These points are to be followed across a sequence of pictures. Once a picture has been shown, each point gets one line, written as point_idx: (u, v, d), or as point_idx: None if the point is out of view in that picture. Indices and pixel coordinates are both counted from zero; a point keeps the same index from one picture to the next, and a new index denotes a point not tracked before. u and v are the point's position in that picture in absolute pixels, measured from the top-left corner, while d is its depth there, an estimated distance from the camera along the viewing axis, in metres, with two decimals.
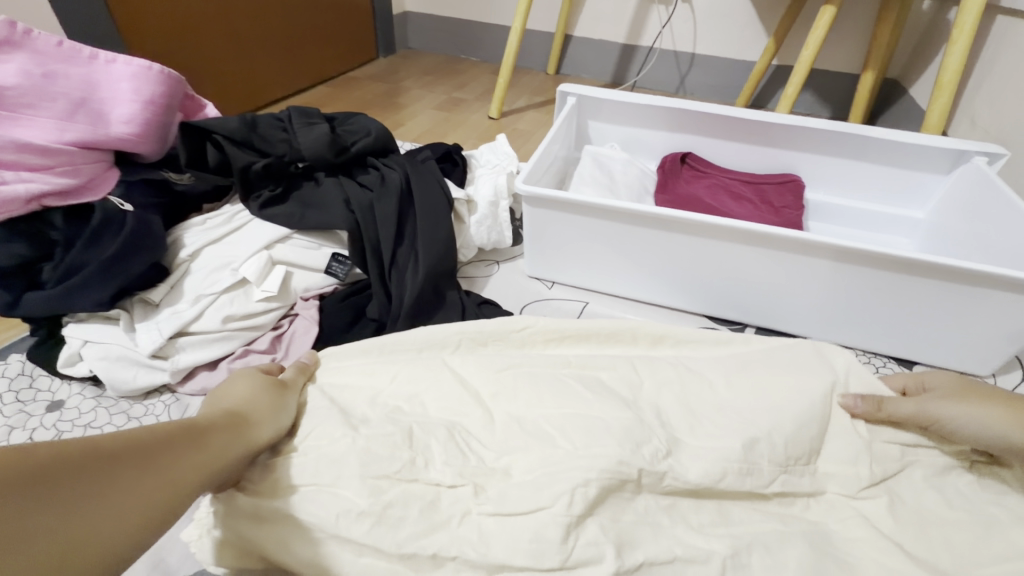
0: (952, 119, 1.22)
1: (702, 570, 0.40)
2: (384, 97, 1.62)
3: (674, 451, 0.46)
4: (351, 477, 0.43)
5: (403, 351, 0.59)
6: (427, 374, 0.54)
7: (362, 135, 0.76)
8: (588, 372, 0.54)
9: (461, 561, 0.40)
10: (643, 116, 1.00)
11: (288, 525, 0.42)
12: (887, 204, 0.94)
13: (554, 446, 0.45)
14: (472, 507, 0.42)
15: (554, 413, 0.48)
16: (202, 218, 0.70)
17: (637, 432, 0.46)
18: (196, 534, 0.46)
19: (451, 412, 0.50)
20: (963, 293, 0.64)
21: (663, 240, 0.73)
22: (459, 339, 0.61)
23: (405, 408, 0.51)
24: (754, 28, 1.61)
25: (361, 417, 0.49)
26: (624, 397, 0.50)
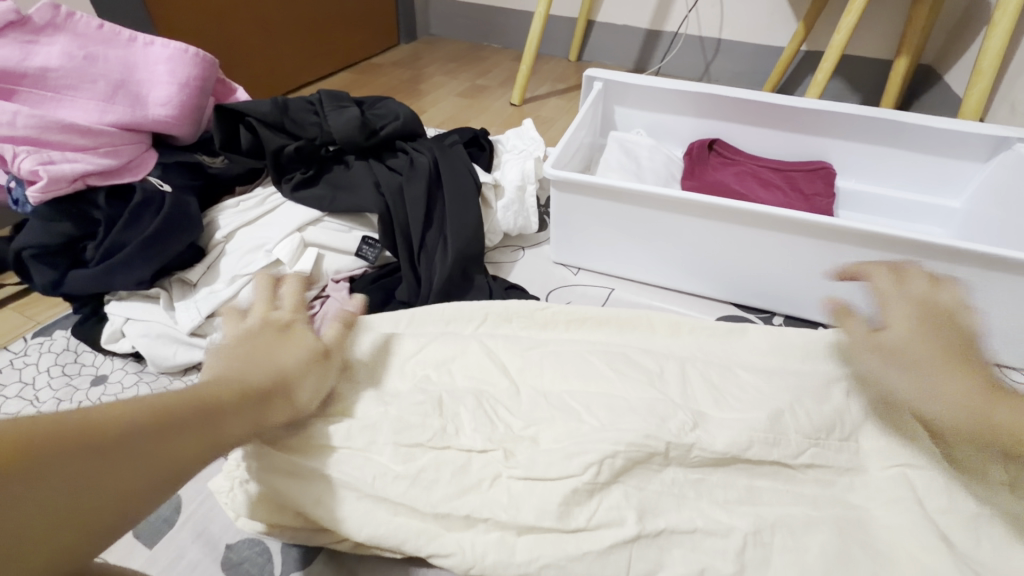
0: (990, 106, 1.19)
1: (721, 541, 0.42)
2: (406, 83, 1.62)
3: (701, 424, 0.47)
4: (385, 443, 0.45)
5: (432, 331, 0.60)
6: (454, 348, 0.55)
7: (390, 119, 0.76)
8: (618, 354, 0.54)
9: (492, 523, 0.42)
10: (670, 102, 0.98)
11: (322, 478, 0.44)
12: (921, 192, 0.92)
13: (579, 420, 0.47)
14: (503, 470, 0.44)
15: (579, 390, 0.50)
16: (235, 201, 0.72)
17: (661, 409, 0.47)
18: (227, 486, 0.49)
19: (477, 381, 0.52)
20: (1002, 283, 0.63)
21: (691, 226, 0.72)
22: (487, 316, 0.61)
23: (434, 376, 0.52)
24: (783, 12, 1.57)
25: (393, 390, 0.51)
26: (649, 373, 0.52)
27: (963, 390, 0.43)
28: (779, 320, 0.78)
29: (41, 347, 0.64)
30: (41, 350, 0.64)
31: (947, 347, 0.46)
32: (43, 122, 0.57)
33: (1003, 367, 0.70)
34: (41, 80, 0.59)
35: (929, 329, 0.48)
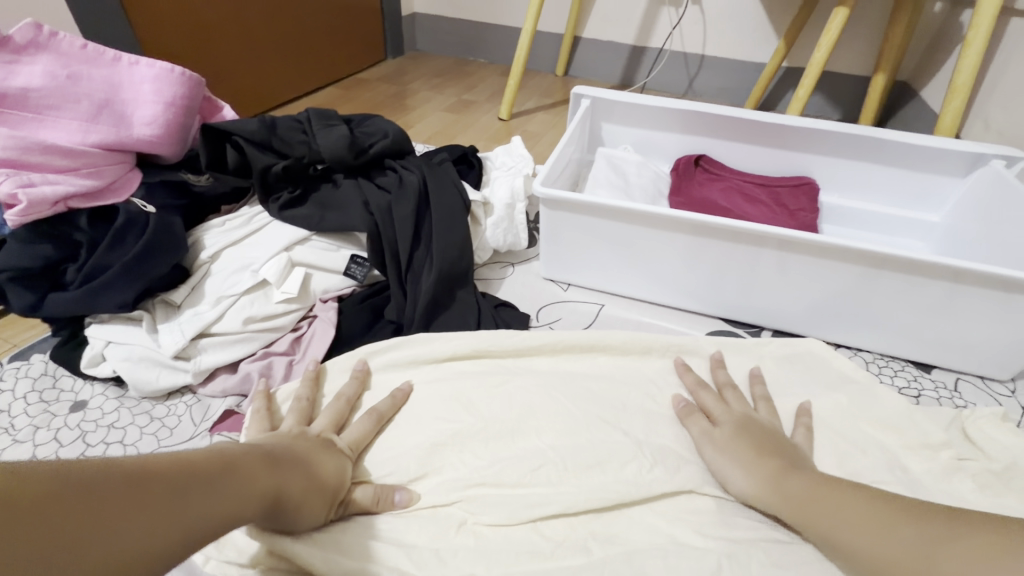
0: (965, 121, 1.22)
1: (697, 562, 0.45)
2: (393, 99, 1.62)
3: (659, 460, 0.54)
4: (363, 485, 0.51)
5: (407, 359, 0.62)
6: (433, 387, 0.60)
7: (379, 137, 0.76)
8: (581, 383, 0.61)
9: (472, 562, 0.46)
10: (655, 119, 1.00)
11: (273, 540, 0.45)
12: (902, 207, 0.94)
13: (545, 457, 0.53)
14: (468, 518, 0.49)
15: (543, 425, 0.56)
16: (221, 220, 0.71)
17: (622, 454, 0.54)
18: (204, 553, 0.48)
19: (447, 417, 0.57)
20: (980, 298, 0.64)
21: (680, 243, 0.73)
22: (456, 349, 0.63)
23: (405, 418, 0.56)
24: (763, 29, 1.60)
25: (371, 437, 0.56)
26: (604, 415, 0.58)
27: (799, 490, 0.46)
28: (767, 335, 0.78)
29: (18, 372, 0.62)
30: (18, 375, 0.62)
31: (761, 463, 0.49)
32: (23, 144, 0.55)
33: (985, 379, 0.71)
34: (21, 101, 0.58)
35: (761, 459, 0.49)
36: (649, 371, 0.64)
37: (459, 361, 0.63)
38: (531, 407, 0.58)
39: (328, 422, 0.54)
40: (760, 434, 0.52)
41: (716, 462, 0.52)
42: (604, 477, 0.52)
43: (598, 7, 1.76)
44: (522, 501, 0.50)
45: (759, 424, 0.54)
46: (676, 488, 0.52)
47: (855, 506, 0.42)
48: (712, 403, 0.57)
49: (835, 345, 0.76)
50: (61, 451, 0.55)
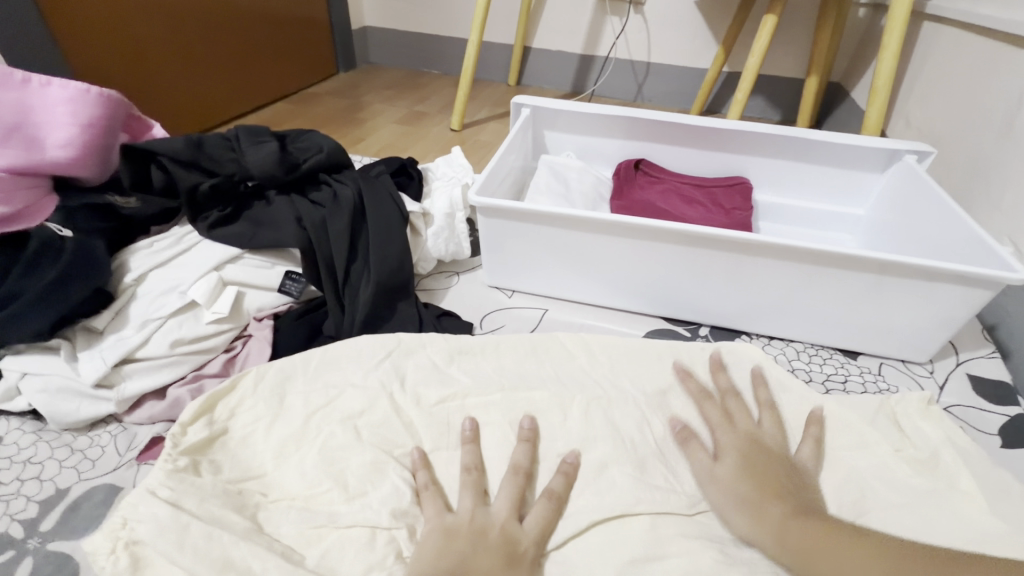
0: (890, 118, 1.30)
1: None
2: (344, 113, 1.62)
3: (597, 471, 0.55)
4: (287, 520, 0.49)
5: (341, 374, 0.61)
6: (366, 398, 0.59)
7: (314, 152, 0.76)
8: (521, 394, 0.61)
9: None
10: (595, 126, 1.02)
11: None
12: (830, 203, 0.98)
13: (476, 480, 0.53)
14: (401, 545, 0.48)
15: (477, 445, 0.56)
16: (149, 241, 0.69)
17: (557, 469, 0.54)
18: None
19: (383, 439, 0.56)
20: (897, 287, 0.67)
21: (618, 245, 0.74)
22: (395, 349, 0.64)
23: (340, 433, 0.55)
24: (704, 37, 1.67)
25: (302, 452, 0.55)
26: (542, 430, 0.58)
27: (775, 517, 0.47)
28: (705, 330, 0.80)
29: None
30: None
31: (757, 485, 0.50)
32: None
33: (906, 362, 0.74)
34: None
35: (749, 486, 0.49)
36: (589, 374, 0.65)
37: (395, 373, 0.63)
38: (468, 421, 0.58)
39: (509, 505, 0.50)
40: (770, 469, 0.51)
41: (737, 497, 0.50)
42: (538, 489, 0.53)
43: (545, 17, 1.79)
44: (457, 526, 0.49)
45: (766, 450, 0.53)
46: (608, 507, 0.52)
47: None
48: (719, 432, 0.56)
49: (769, 337, 0.79)
50: None
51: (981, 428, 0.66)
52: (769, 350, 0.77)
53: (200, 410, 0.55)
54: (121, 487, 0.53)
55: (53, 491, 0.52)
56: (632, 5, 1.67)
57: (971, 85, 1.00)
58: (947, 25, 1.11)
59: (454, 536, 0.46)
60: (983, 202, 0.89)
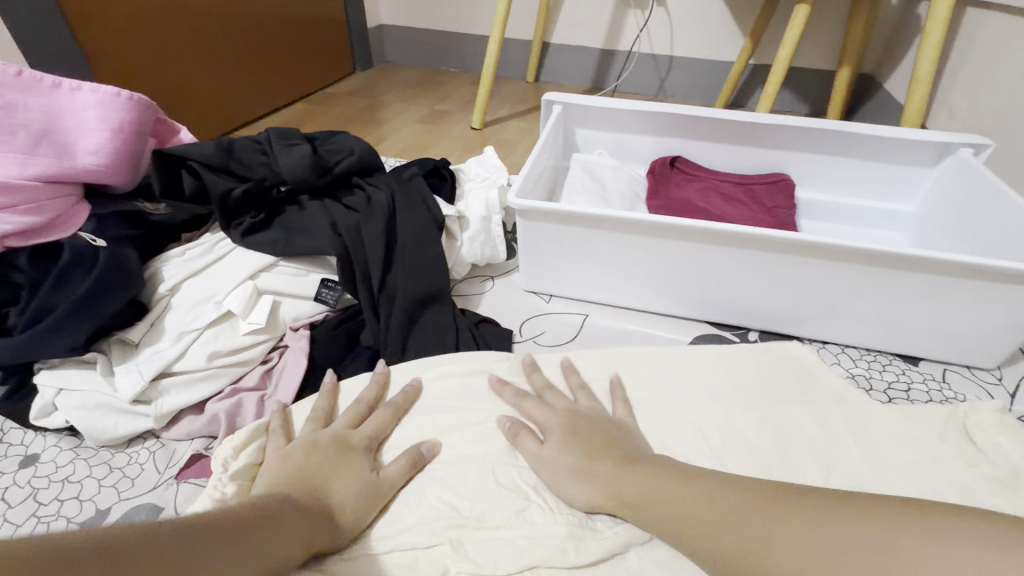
0: (931, 109, 1.24)
1: None
2: (362, 113, 1.59)
3: None
4: None
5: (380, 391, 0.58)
6: None
7: (345, 155, 0.74)
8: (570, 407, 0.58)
9: None
10: (627, 123, 0.99)
11: None
12: (876, 200, 0.94)
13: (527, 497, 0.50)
14: (451, 565, 0.45)
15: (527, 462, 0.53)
16: (181, 250, 0.67)
17: None
18: None
19: (429, 456, 0.53)
20: (967, 290, 0.63)
21: (662, 248, 0.71)
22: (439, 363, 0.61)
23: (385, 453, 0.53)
24: (729, 29, 1.62)
25: None
26: None
27: (609, 476, 0.47)
28: (755, 335, 0.77)
29: None
30: None
31: (588, 452, 0.49)
32: None
33: (971, 368, 0.70)
34: None
35: (585, 456, 0.49)
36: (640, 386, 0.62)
37: (437, 387, 0.60)
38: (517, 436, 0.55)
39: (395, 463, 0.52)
40: (591, 438, 0.50)
41: (563, 472, 0.49)
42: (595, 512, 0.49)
43: (565, 12, 1.75)
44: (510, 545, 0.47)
45: (586, 417, 0.53)
46: None
47: (723, 502, 0.40)
48: (537, 413, 0.55)
49: (823, 342, 0.75)
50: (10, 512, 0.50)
51: None
52: (823, 356, 0.73)
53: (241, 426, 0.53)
54: (162, 507, 0.51)
55: (93, 512, 0.51)
56: None
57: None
58: (995, 11, 1.06)
59: (287, 451, 0.50)
60: None
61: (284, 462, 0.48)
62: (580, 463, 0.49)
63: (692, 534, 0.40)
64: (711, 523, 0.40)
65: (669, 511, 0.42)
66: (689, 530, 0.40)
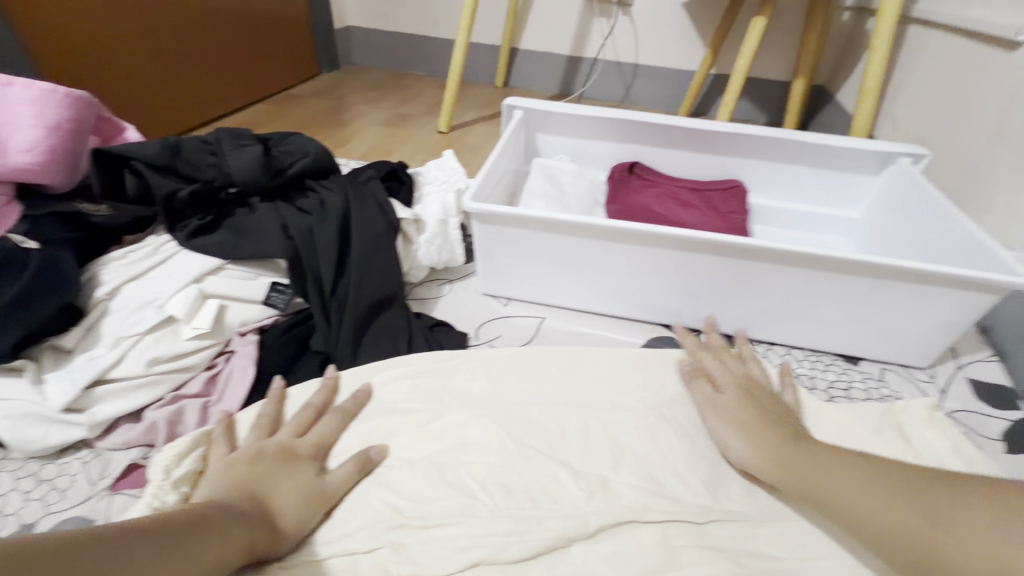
0: (877, 120, 1.30)
1: None
2: (327, 114, 1.57)
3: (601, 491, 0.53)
4: None
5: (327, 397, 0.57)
6: None
7: (300, 156, 0.72)
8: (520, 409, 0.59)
9: None
10: (587, 128, 1.01)
11: None
12: (825, 206, 0.98)
13: (473, 497, 0.51)
14: (392, 566, 0.45)
15: (474, 462, 0.53)
16: (123, 252, 0.65)
17: (555, 491, 0.52)
18: None
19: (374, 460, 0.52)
20: (902, 292, 0.66)
21: (616, 251, 0.72)
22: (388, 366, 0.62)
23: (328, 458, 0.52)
24: (691, 39, 1.67)
25: None
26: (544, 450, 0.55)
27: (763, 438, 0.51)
28: None
29: None
30: None
31: (754, 416, 0.53)
32: None
33: (906, 366, 0.74)
34: None
35: (761, 423, 0.53)
36: (591, 387, 0.63)
37: (387, 392, 0.60)
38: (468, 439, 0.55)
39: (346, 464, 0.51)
40: (768, 409, 0.54)
41: (719, 432, 0.55)
42: (538, 515, 0.50)
43: (532, 19, 1.77)
44: (450, 546, 0.47)
45: (759, 386, 0.57)
46: (615, 512, 0.51)
47: (869, 480, 0.43)
48: (716, 368, 0.61)
49: (771, 343, 0.77)
50: None
51: (985, 433, 0.65)
52: (770, 357, 0.75)
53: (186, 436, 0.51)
54: (92, 520, 0.49)
55: (17, 526, 0.48)
56: (619, 7, 1.67)
57: (960, 88, 1.01)
58: (933, 29, 1.12)
59: (233, 460, 0.48)
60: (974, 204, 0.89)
61: (229, 471, 0.47)
62: (746, 434, 0.53)
63: (839, 511, 0.43)
64: (847, 504, 0.43)
65: (811, 485, 0.46)
66: (838, 505, 0.44)
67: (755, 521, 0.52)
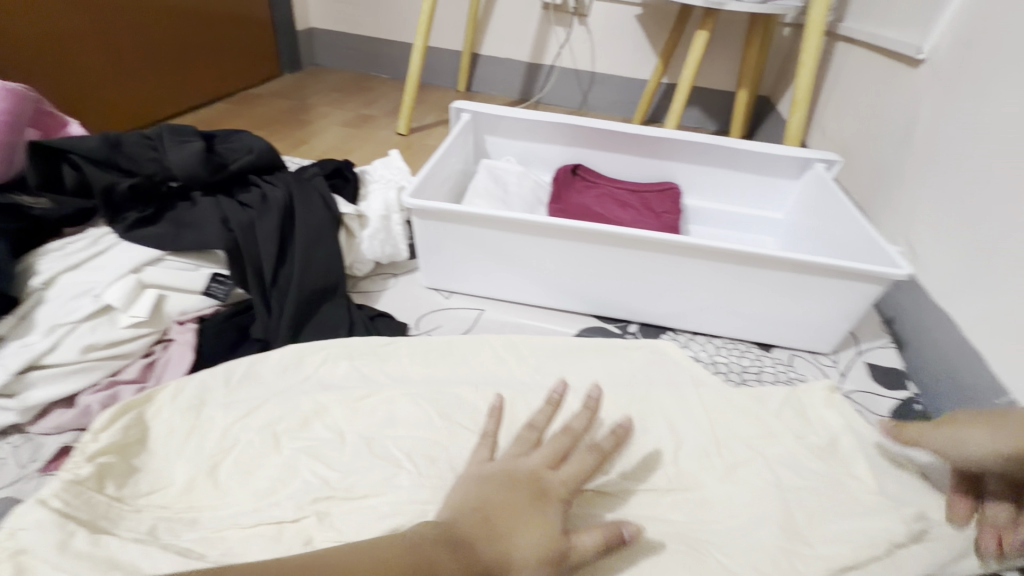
0: (811, 129, 1.39)
1: None
2: (286, 114, 1.58)
3: None
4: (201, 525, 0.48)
5: (262, 381, 0.60)
6: (289, 403, 0.58)
7: (243, 153, 0.75)
8: (450, 391, 0.62)
9: None
10: (533, 132, 1.05)
11: None
12: (753, 208, 1.05)
13: (398, 469, 0.54)
14: (315, 536, 0.48)
15: (401, 438, 0.56)
16: (62, 243, 0.66)
17: None
18: None
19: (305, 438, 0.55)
20: (805, 284, 0.72)
21: (549, 246, 0.76)
22: (325, 358, 0.63)
23: (259, 438, 0.54)
24: (644, 49, 1.74)
25: (217, 455, 0.53)
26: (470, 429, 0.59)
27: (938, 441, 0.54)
28: (635, 327, 0.83)
29: None
30: None
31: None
32: None
33: (815, 353, 0.80)
34: None
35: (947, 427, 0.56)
36: (520, 372, 0.67)
37: (321, 375, 0.62)
38: (398, 417, 0.58)
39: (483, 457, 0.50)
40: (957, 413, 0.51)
41: (941, 434, 0.48)
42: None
43: (492, 26, 1.82)
44: (376, 517, 0.49)
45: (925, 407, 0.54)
46: None
47: None
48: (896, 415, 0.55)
49: (693, 333, 0.83)
50: None
51: (877, 411, 0.72)
52: (692, 345, 0.81)
53: (115, 414, 0.52)
54: (19, 500, 0.50)
55: None
56: (575, 16, 1.73)
57: (875, 100, 1.09)
58: (855, 46, 1.22)
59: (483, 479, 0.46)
60: (884, 206, 0.97)
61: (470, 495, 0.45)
62: (969, 424, 0.47)
63: None
64: None
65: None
66: None
67: (661, 491, 0.57)
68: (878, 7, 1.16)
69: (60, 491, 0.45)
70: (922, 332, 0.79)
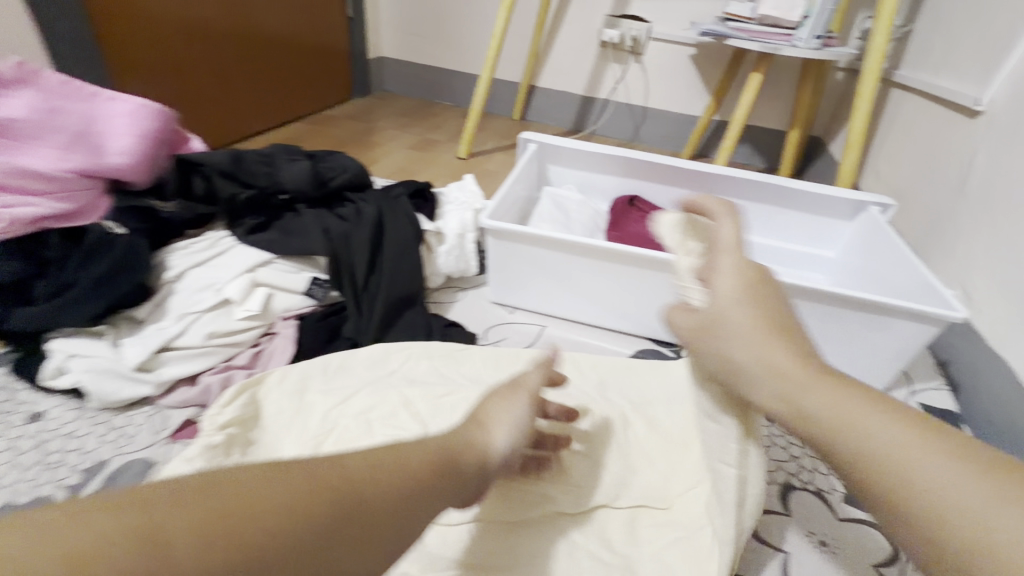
0: (864, 171, 1.42)
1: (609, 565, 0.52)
2: (357, 136, 1.71)
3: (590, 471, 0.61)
4: None
5: (354, 375, 0.68)
6: (379, 397, 0.64)
7: (340, 170, 0.83)
8: None
9: None
10: (594, 163, 1.12)
11: None
12: (804, 245, 1.08)
13: None
14: None
15: None
16: (187, 243, 0.76)
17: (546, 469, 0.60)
18: None
19: (393, 429, 0.61)
20: (859, 321, 0.75)
21: (611, 270, 0.82)
22: (407, 357, 0.70)
23: (354, 425, 0.61)
24: (697, 87, 1.80)
25: (319, 437, 0.60)
26: None
27: (821, 401, 0.36)
28: (688, 352, 0.87)
29: None
30: None
31: (792, 350, 0.40)
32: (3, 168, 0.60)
33: None
34: (5, 130, 0.63)
35: (755, 302, 0.43)
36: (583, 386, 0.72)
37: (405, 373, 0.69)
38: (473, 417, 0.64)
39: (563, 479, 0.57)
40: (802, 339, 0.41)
41: (743, 347, 0.42)
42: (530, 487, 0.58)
43: (551, 60, 1.93)
44: None
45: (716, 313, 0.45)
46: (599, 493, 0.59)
47: (866, 410, 0.35)
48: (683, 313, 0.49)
49: None
50: (21, 458, 0.57)
51: None
52: None
53: (237, 392, 0.60)
54: (155, 461, 0.58)
55: (93, 462, 0.58)
56: (632, 54, 1.82)
57: (931, 146, 1.12)
58: (912, 93, 1.24)
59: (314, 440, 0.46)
60: (939, 251, 0.99)
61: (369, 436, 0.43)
62: (759, 341, 0.41)
63: (835, 428, 0.35)
64: (850, 419, 0.35)
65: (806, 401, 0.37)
66: (832, 419, 0.35)
67: None
68: (936, 57, 1.19)
69: (198, 454, 0.53)
70: (977, 377, 0.80)
